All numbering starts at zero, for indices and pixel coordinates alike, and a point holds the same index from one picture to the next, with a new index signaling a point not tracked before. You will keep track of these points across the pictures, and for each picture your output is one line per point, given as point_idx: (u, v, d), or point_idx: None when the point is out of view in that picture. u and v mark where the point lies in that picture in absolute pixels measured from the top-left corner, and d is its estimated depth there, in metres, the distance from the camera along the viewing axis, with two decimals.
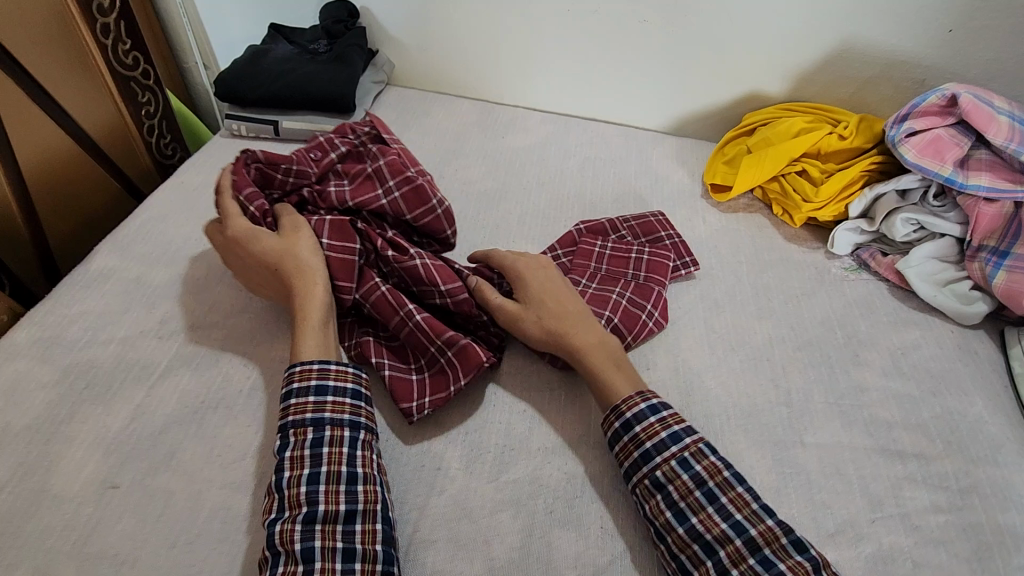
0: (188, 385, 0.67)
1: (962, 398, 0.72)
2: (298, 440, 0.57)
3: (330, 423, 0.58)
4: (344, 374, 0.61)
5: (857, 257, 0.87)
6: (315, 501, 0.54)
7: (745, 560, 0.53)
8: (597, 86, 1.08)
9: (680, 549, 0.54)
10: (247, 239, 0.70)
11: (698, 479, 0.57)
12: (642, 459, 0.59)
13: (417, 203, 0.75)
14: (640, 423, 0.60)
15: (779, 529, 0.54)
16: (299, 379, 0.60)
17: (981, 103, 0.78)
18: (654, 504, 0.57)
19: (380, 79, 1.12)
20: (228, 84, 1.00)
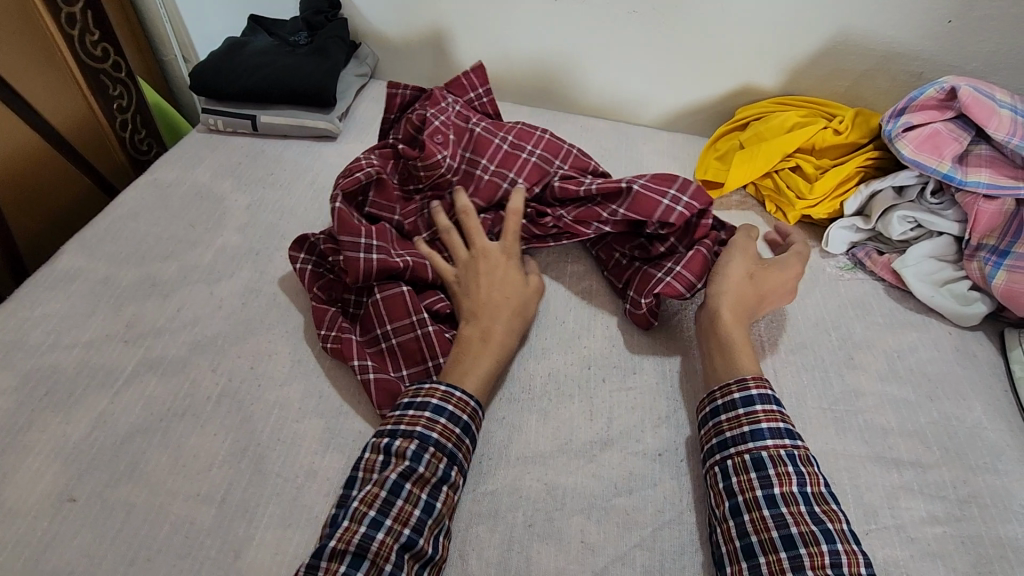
0: (154, 391, 0.64)
1: (960, 403, 0.69)
2: (432, 462, 0.56)
3: (462, 465, 0.58)
4: (466, 406, 0.59)
5: (852, 255, 0.84)
6: (418, 530, 0.53)
7: (825, 566, 0.50)
8: (588, 79, 1.05)
9: (754, 529, 0.53)
10: (486, 262, 0.71)
11: (803, 477, 0.55)
12: (751, 435, 0.58)
13: (556, 148, 0.82)
14: (764, 405, 0.59)
15: (861, 558, 0.51)
16: (454, 405, 0.59)
17: (982, 95, 0.74)
18: (744, 480, 0.56)
19: (364, 72, 1.07)
20: (205, 78, 0.96)
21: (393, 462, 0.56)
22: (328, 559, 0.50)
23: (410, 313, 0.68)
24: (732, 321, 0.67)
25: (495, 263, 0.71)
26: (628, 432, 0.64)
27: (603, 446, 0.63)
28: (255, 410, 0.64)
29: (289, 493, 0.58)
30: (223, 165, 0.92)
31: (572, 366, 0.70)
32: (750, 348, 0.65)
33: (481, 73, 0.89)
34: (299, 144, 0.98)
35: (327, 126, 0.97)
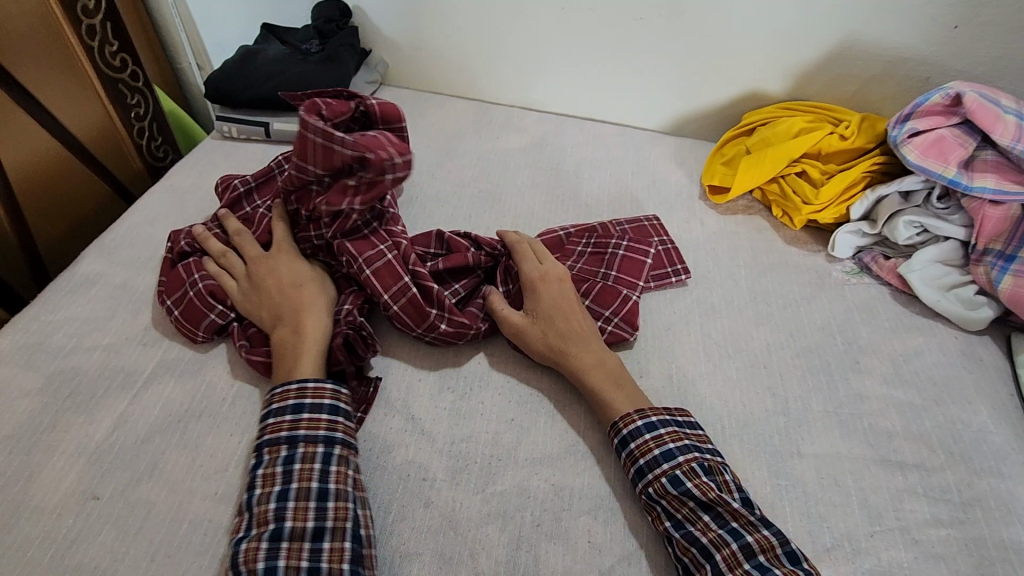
0: (172, 393, 0.66)
1: (966, 407, 0.70)
2: (271, 458, 0.57)
3: (305, 440, 0.57)
4: (283, 394, 0.59)
5: (858, 260, 0.85)
6: (281, 518, 0.54)
7: (741, 563, 0.53)
8: (594, 85, 1.06)
9: (682, 551, 0.54)
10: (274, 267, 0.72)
11: (693, 492, 0.57)
12: (637, 476, 0.59)
13: (324, 160, 0.69)
14: (635, 440, 0.61)
15: (775, 539, 0.54)
16: (278, 400, 0.60)
17: (987, 102, 0.75)
18: (655, 516, 0.57)
19: (374, 79, 1.11)
20: (218, 84, 0.98)
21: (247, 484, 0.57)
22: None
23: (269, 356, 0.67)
24: (590, 363, 0.67)
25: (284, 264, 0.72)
26: None
27: (610, 447, 0.64)
28: None
29: None
30: (238, 171, 0.94)
31: None
32: (626, 379, 0.66)
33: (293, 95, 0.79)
34: None
35: None
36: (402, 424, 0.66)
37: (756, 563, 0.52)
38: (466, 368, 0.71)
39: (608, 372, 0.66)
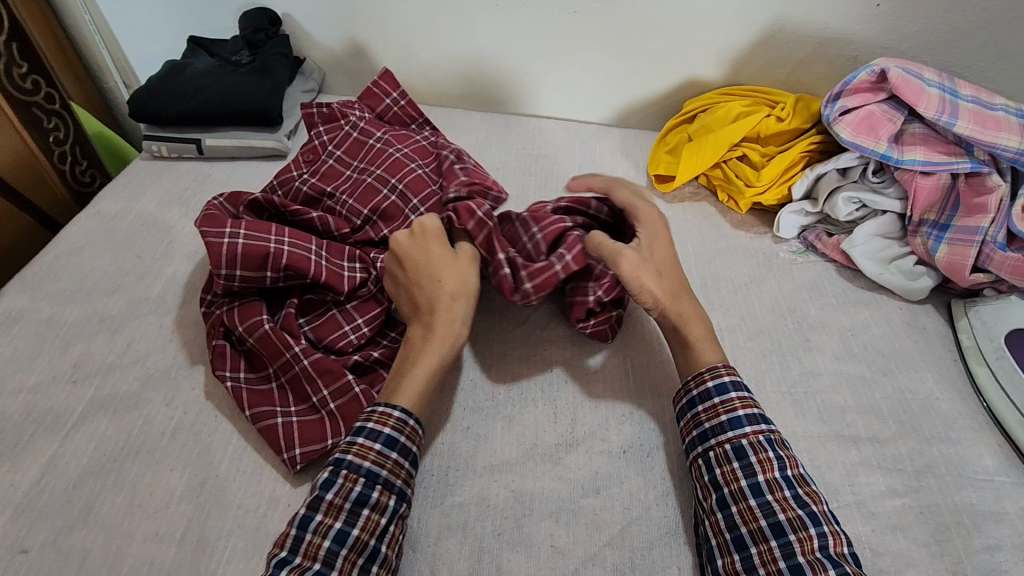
0: (107, 431, 0.63)
1: (913, 375, 0.71)
2: (344, 487, 0.54)
3: (382, 485, 0.55)
4: (385, 419, 0.57)
5: (803, 239, 0.86)
6: (331, 563, 0.51)
7: (815, 549, 0.51)
8: (536, 81, 1.06)
9: (746, 520, 0.53)
10: (432, 252, 0.67)
11: (783, 461, 0.56)
12: (729, 424, 0.58)
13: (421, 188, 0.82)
14: (737, 393, 0.60)
15: (844, 538, 0.53)
16: (376, 422, 0.58)
17: (910, 76, 0.76)
18: (728, 471, 0.56)
19: (310, 88, 1.06)
20: (143, 102, 0.94)
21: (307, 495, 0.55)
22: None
23: (290, 351, 0.66)
24: (690, 313, 0.67)
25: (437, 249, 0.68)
26: (593, 432, 0.65)
27: (569, 448, 0.63)
28: (213, 441, 0.62)
29: (250, 525, 0.57)
30: (170, 191, 0.90)
31: (534, 370, 0.70)
32: (711, 340, 0.66)
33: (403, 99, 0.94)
34: (247, 165, 0.96)
35: (274, 145, 0.95)
36: None
37: (826, 554, 0.51)
38: None
39: (707, 328, 0.67)
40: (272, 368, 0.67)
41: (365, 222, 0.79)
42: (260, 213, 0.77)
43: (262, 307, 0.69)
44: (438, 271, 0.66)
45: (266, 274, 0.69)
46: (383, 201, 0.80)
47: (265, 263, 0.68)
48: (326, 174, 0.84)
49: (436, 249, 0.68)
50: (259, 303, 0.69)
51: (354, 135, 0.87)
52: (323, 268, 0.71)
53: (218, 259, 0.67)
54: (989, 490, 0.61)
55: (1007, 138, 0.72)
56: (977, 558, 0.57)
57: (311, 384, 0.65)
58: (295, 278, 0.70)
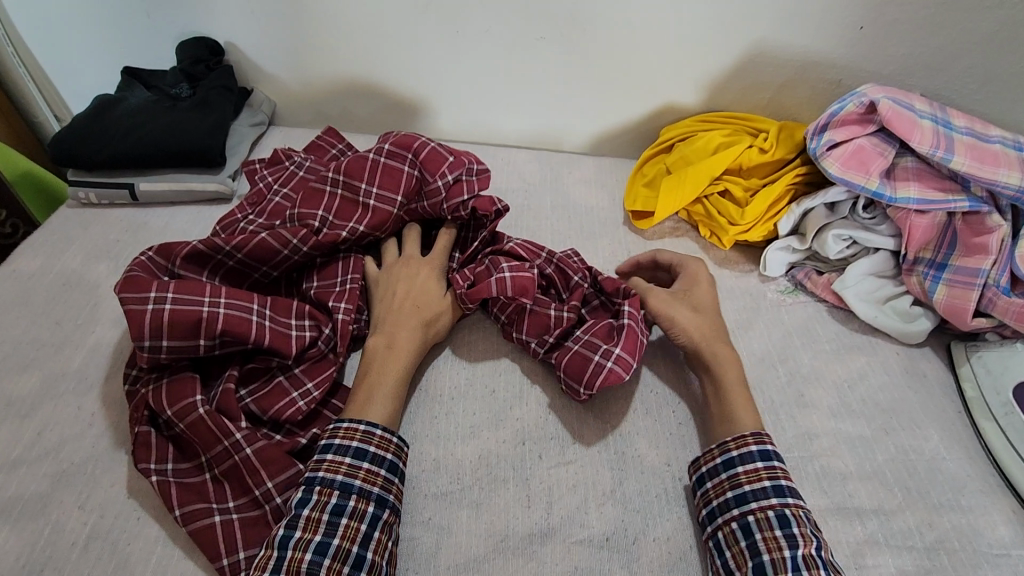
0: (5, 545, 0.54)
1: (916, 432, 0.65)
2: (320, 501, 0.53)
3: (343, 529, 0.52)
4: (352, 433, 0.57)
5: (792, 277, 0.81)
6: (315, 573, 0.49)
7: None
8: (504, 109, 0.99)
9: None
10: (405, 271, 0.72)
11: (801, 538, 0.51)
12: (774, 490, 0.55)
13: (389, 183, 0.75)
14: (780, 459, 0.57)
15: None
16: (326, 468, 0.55)
17: (901, 107, 0.70)
18: (737, 553, 0.52)
19: (260, 121, 0.99)
20: (66, 144, 0.85)
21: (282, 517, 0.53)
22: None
23: (228, 438, 0.58)
24: (728, 359, 0.65)
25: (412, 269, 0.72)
26: (571, 516, 0.58)
27: (544, 538, 0.56)
28: (133, 551, 0.54)
29: None
30: (99, 243, 0.81)
31: (505, 444, 0.63)
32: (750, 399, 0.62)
33: (333, 133, 0.89)
34: (188, 209, 0.88)
35: (217, 187, 0.87)
36: None
37: None
38: None
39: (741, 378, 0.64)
40: (204, 457, 0.58)
41: (320, 221, 0.73)
42: (203, 265, 0.68)
43: (196, 385, 0.60)
44: (421, 292, 0.69)
45: (199, 342, 0.60)
46: (331, 200, 0.74)
47: (197, 330, 0.60)
48: (272, 211, 0.75)
49: (424, 271, 0.72)
50: (193, 381, 0.61)
51: (298, 172, 0.80)
52: (269, 329, 0.63)
53: (140, 330, 0.58)
54: (1007, 566, 0.56)
55: (1007, 174, 0.67)
56: None
57: (252, 477, 0.57)
58: (235, 343, 0.62)
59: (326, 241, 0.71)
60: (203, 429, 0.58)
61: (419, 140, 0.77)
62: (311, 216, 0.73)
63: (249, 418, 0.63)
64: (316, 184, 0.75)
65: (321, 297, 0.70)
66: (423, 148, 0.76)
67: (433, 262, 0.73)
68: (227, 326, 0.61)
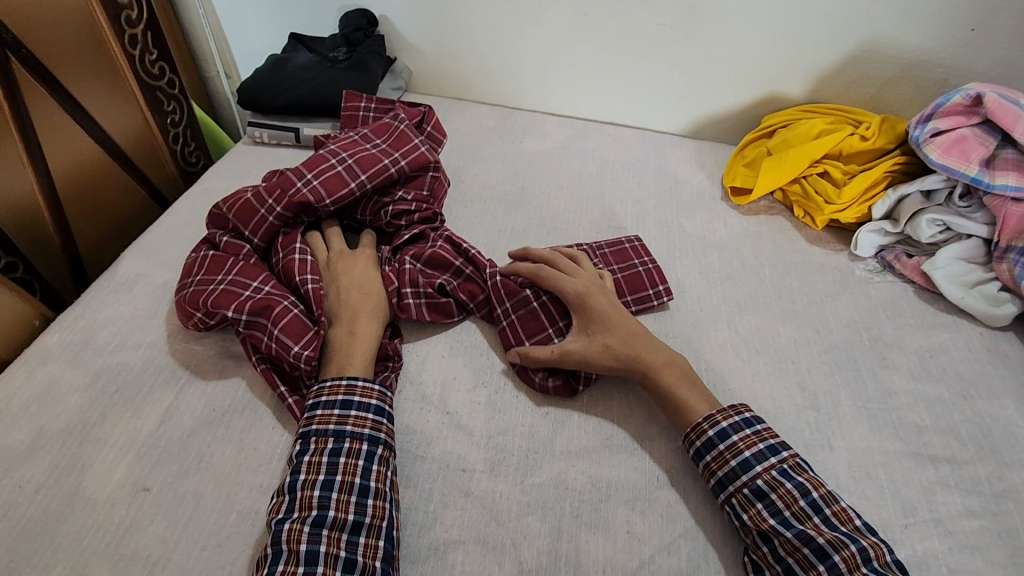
0: (216, 389, 0.68)
1: (993, 401, 0.70)
2: (318, 448, 0.59)
3: (342, 468, 0.58)
4: (335, 388, 0.62)
5: (881, 259, 0.86)
6: (326, 506, 0.56)
7: (860, 564, 0.52)
8: (615, 92, 1.09)
9: (788, 552, 0.54)
10: (342, 265, 0.75)
11: (803, 488, 0.57)
12: (741, 467, 0.59)
13: (378, 174, 0.81)
14: (737, 433, 0.61)
15: (884, 547, 0.54)
16: (319, 421, 0.61)
17: (1007, 102, 0.77)
18: (755, 513, 0.56)
19: (399, 86, 1.13)
20: (251, 93, 1.01)
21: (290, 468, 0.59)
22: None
23: (275, 390, 0.67)
24: (663, 364, 0.66)
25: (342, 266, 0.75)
26: (669, 427, 0.66)
27: (644, 441, 0.65)
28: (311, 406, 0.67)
29: None
30: None
31: None
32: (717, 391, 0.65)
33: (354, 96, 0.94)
34: None
35: None
36: (439, 417, 0.67)
37: (872, 567, 0.52)
38: (500, 365, 0.72)
39: (682, 372, 0.66)
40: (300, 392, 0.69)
41: (304, 185, 0.77)
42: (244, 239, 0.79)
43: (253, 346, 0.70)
44: (367, 281, 0.74)
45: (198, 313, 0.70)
46: (327, 171, 0.79)
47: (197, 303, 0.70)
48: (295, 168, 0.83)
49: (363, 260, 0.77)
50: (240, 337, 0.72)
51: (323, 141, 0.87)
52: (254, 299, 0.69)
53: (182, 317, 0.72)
54: None
55: None
56: None
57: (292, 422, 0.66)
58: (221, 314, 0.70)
59: (298, 203, 0.77)
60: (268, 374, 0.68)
61: (427, 162, 0.86)
62: (299, 178, 0.78)
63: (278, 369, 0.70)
64: (321, 155, 0.80)
65: (287, 268, 0.74)
66: (420, 158, 0.84)
67: (362, 251, 0.78)
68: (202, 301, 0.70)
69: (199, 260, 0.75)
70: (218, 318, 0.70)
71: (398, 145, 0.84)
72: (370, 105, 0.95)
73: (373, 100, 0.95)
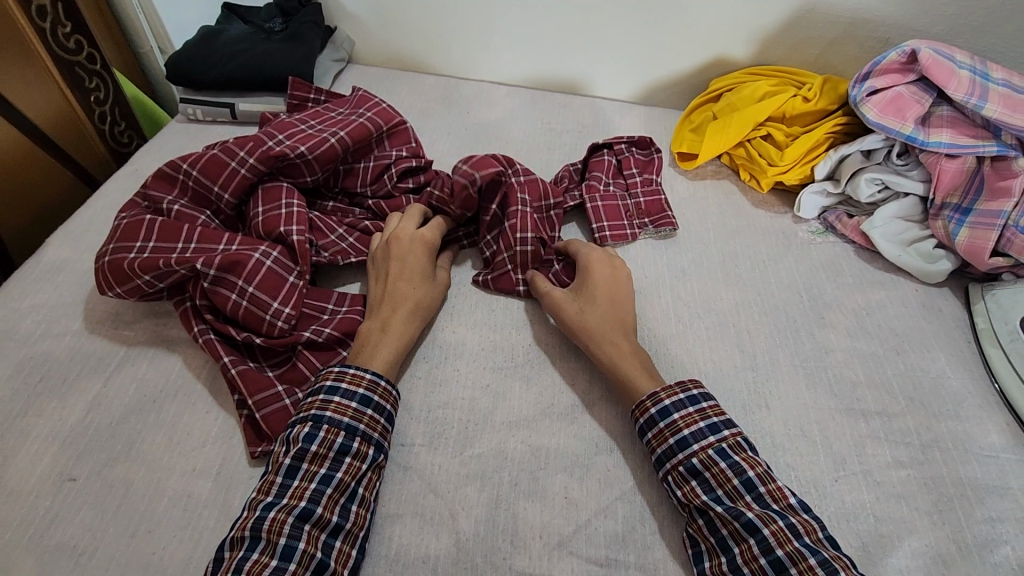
0: (146, 374, 0.66)
1: (925, 354, 0.72)
2: (327, 439, 0.57)
3: (343, 467, 0.56)
4: (359, 379, 0.60)
5: (824, 220, 0.87)
6: (315, 501, 0.54)
7: (791, 540, 0.51)
8: (564, 59, 1.06)
9: (722, 524, 0.53)
10: (399, 249, 0.72)
11: (738, 467, 0.56)
12: (678, 446, 0.58)
13: (358, 131, 0.81)
14: (679, 411, 0.59)
15: (815, 525, 0.53)
16: (333, 410, 0.58)
17: (941, 58, 0.77)
18: (688, 489, 0.56)
19: (341, 57, 1.09)
20: (182, 68, 0.97)
21: (288, 450, 0.56)
22: (230, 547, 0.51)
23: (219, 361, 0.65)
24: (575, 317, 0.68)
25: (406, 244, 0.72)
26: (609, 393, 0.67)
27: (583, 408, 0.65)
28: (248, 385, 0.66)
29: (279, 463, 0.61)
30: None
31: (552, 334, 0.72)
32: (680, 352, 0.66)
33: (300, 83, 0.91)
34: None
35: None
36: None
37: (805, 542, 0.51)
38: (442, 338, 0.71)
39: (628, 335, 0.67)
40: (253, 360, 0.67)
41: (276, 142, 0.76)
42: (200, 203, 0.76)
43: (201, 314, 0.68)
44: (417, 278, 0.70)
45: (139, 277, 0.67)
46: (298, 131, 0.79)
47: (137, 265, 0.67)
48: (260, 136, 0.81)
49: (420, 249, 0.73)
50: (183, 307, 0.69)
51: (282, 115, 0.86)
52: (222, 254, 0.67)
53: (108, 282, 0.68)
54: (995, 465, 0.63)
55: None
56: (978, 527, 0.58)
57: (235, 394, 0.63)
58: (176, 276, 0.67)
59: (273, 156, 0.75)
60: (212, 344, 0.65)
61: (399, 118, 0.86)
62: (270, 138, 0.77)
63: (222, 338, 0.67)
64: (292, 121, 0.81)
65: (270, 220, 0.73)
66: (393, 118, 0.85)
67: (425, 236, 0.74)
68: (155, 264, 0.66)
69: (146, 222, 0.70)
70: (164, 282, 0.68)
71: (361, 105, 0.86)
72: (320, 96, 0.92)
73: (323, 92, 0.92)
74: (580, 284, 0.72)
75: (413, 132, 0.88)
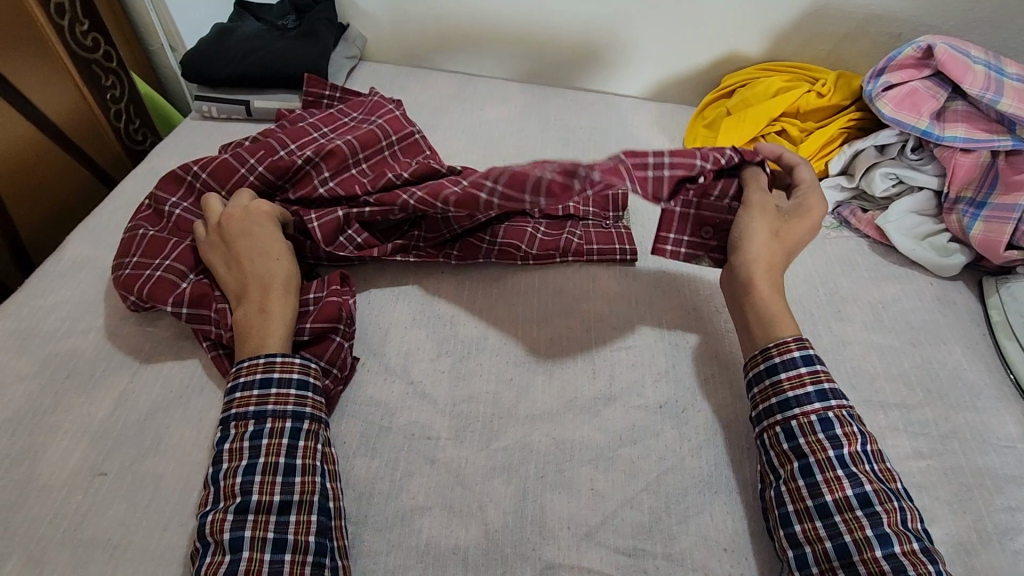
0: (170, 371, 0.67)
1: (941, 347, 0.73)
2: (237, 434, 0.57)
3: (264, 450, 0.56)
4: (251, 367, 0.59)
5: (838, 215, 0.87)
6: (250, 491, 0.54)
7: (898, 522, 0.52)
8: (576, 55, 1.07)
9: (829, 489, 0.54)
10: (238, 231, 0.68)
11: (864, 437, 0.57)
12: (817, 394, 0.59)
13: (369, 141, 0.81)
14: (822, 364, 0.61)
15: (915, 513, 0.54)
16: (237, 405, 0.58)
17: (957, 53, 0.78)
18: (814, 441, 0.56)
19: (354, 55, 1.09)
20: (198, 65, 0.97)
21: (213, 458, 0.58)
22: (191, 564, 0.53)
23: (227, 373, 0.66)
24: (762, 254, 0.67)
25: (244, 221, 0.69)
26: (630, 387, 0.67)
27: (606, 401, 0.66)
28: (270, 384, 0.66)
29: None
30: None
31: (573, 329, 0.73)
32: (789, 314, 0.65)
33: (314, 82, 0.91)
34: None
35: None
36: (402, 388, 0.67)
37: (907, 525, 0.52)
38: (463, 333, 0.72)
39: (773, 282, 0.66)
40: None
41: (286, 150, 0.77)
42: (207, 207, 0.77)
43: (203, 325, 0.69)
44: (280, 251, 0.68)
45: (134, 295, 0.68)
46: (307, 138, 0.80)
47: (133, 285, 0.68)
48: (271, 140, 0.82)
49: (263, 223, 0.70)
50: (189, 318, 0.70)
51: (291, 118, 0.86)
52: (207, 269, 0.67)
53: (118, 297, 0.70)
54: (1012, 455, 0.64)
55: None
56: (998, 516, 0.59)
57: None
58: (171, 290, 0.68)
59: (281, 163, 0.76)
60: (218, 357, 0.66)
61: (410, 128, 0.86)
62: (279, 144, 0.78)
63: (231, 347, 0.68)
64: (304, 127, 0.81)
65: None
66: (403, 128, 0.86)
67: (259, 206, 0.71)
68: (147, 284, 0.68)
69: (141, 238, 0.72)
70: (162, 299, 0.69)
71: (374, 112, 0.87)
72: (334, 94, 0.92)
73: (338, 90, 0.92)
74: (783, 215, 0.70)
75: (425, 141, 0.88)
